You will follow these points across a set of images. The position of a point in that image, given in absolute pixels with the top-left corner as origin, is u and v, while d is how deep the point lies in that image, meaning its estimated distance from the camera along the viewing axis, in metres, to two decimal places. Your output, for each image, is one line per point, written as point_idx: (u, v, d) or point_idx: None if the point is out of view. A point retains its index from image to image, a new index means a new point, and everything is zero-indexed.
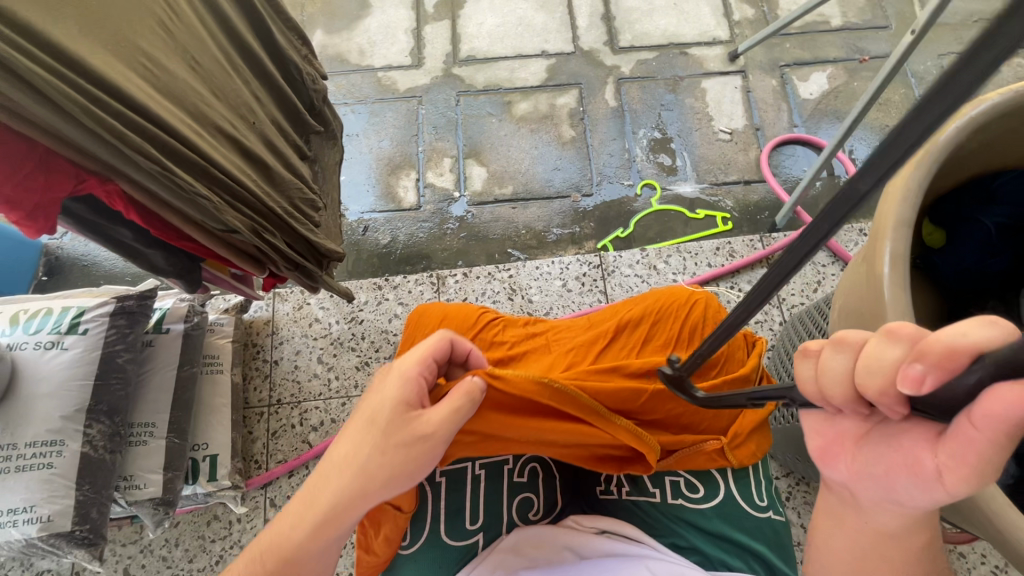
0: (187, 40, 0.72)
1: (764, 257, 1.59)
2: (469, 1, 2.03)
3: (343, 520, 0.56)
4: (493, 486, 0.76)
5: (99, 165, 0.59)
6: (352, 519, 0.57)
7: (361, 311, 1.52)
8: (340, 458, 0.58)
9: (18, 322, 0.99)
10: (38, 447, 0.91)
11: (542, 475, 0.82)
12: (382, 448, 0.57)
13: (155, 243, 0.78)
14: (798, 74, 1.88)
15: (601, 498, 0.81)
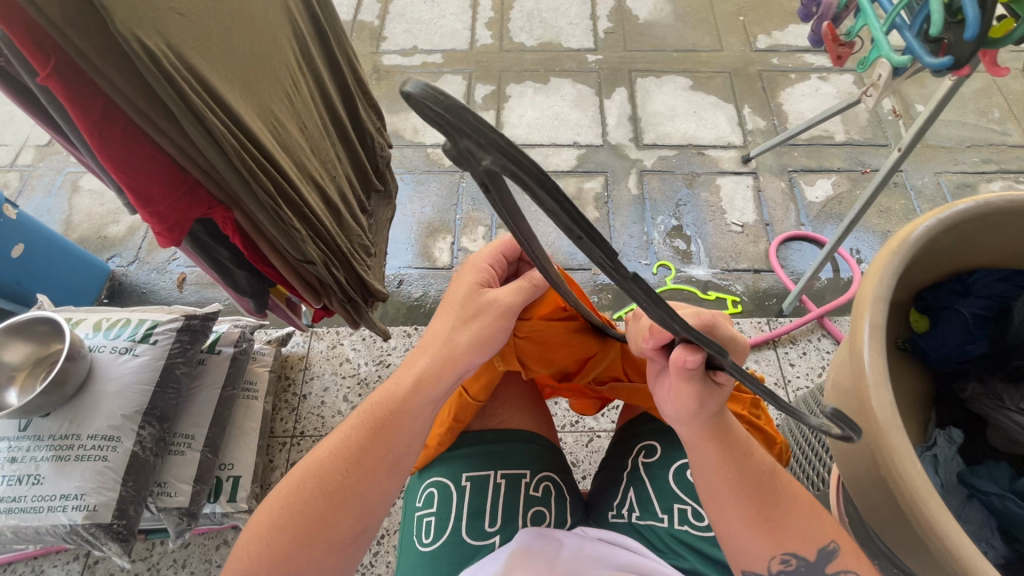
0: (300, 108, 0.87)
1: (771, 339, 1.68)
2: (514, 97, 2.33)
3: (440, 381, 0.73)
4: (511, 497, 0.85)
5: (229, 200, 0.73)
6: (446, 381, 0.73)
7: (390, 355, 1.62)
8: (436, 337, 0.75)
9: (100, 328, 1.12)
10: (98, 440, 1.01)
11: (555, 493, 0.88)
12: (464, 320, 0.74)
13: (243, 265, 0.93)
14: (805, 179, 2.07)
15: (609, 520, 0.84)
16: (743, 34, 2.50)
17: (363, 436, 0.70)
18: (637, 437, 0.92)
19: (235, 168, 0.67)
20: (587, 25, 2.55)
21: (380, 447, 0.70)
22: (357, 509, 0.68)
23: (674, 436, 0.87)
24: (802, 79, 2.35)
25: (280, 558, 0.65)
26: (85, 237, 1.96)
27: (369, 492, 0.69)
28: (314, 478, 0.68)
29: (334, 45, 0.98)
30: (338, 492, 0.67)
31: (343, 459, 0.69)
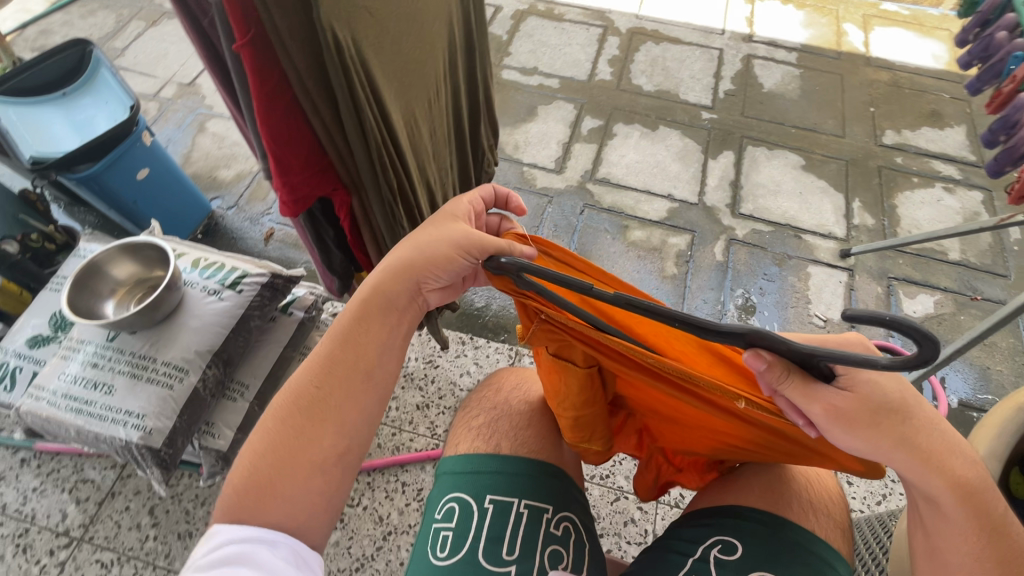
0: (435, 116, 0.90)
1: None
2: (619, 136, 2.33)
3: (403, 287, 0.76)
4: (531, 529, 0.74)
5: (351, 185, 0.77)
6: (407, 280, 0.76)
7: (438, 358, 1.64)
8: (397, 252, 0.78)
9: (198, 266, 1.20)
10: (169, 368, 1.07)
11: (576, 533, 0.77)
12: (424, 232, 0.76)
13: (339, 246, 0.97)
14: (905, 290, 1.94)
15: None
16: (870, 126, 2.39)
17: (334, 354, 0.75)
18: (713, 527, 0.82)
19: (371, 160, 0.71)
20: (709, 82, 2.53)
21: (351, 364, 0.74)
22: (334, 427, 0.71)
23: (755, 537, 0.78)
24: (925, 185, 2.21)
25: (256, 483, 0.67)
26: (198, 174, 2.12)
27: (342, 408, 0.72)
28: (290, 401, 0.72)
29: (477, 64, 1.02)
30: (311, 408, 0.71)
31: (316, 380, 0.73)
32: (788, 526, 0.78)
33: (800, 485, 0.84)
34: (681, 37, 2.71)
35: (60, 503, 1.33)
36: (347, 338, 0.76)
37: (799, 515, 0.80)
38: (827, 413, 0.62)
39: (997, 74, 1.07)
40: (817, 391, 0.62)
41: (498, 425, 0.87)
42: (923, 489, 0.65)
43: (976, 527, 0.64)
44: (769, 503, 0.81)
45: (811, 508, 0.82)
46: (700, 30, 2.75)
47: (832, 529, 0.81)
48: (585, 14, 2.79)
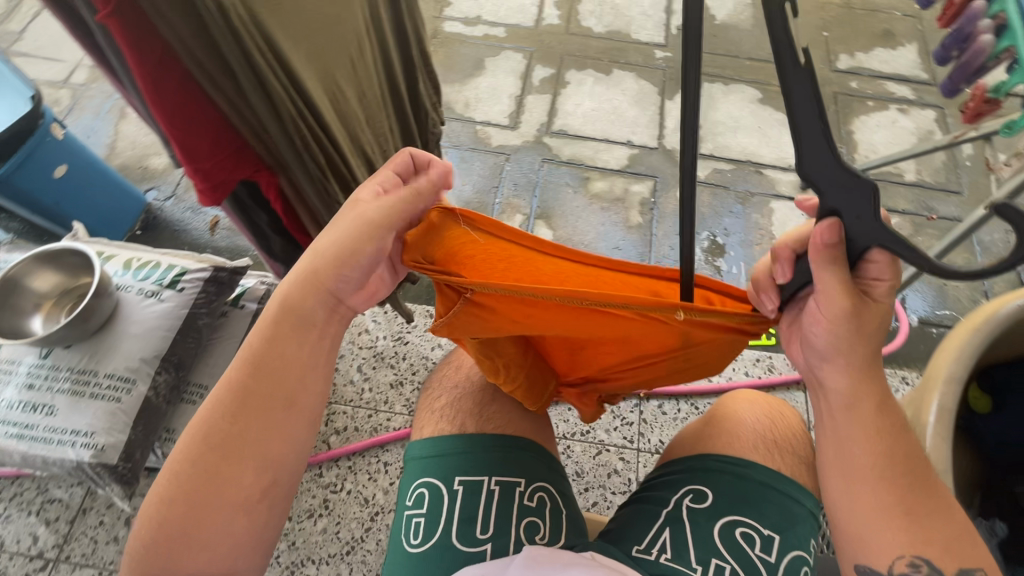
0: (363, 78, 0.82)
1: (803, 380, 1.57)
2: (572, 84, 2.23)
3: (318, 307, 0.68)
4: (504, 505, 0.73)
5: (273, 165, 0.70)
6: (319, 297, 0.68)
7: (408, 334, 1.59)
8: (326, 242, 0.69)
9: (130, 267, 1.11)
10: (113, 380, 1.01)
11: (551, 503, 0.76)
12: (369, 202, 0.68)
13: (279, 231, 0.91)
14: None
15: (633, 554, 0.74)
16: (824, 51, 2.35)
17: (244, 385, 0.66)
18: (683, 476, 0.82)
19: (289, 136, 0.64)
20: (660, 18, 2.43)
21: (269, 393, 0.66)
22: (256, 466, 0.65)
23: (724, 483, 0.78)
24: (880, 108, 2.21)
25: (178, 531, 0.62)
26: (126, 165, 1.96)
27: (263, 444, 0.65)
28: (200, 437, 0.64)
29: (405, 14, 0.93)
30: (225, 448, 0.64)
31: (228, 416, 0.65)
32: (757, 467, 0.79)
33: (773, 429, 0.85)
34: None
35: (28, 527, 1.27)
36: (257, 366, 0.66)
37: (770, 458, 0.81)
38: (840, 312, 0.59)
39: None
40: (847, 284, 0.58)
41: (460, 404, 0.84)
42: (844, 394, 0.64)
43: (886, 434, 0.63)
44: (738, 446, 0.82)
45: (775, 448, 0.82)
46: None
47: (801, 468, 0.82)
48: None
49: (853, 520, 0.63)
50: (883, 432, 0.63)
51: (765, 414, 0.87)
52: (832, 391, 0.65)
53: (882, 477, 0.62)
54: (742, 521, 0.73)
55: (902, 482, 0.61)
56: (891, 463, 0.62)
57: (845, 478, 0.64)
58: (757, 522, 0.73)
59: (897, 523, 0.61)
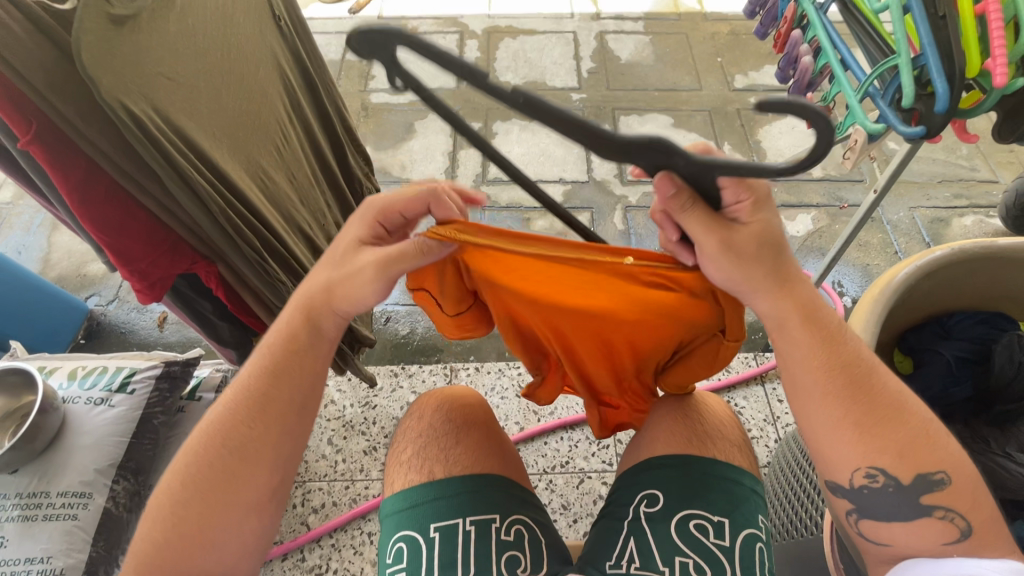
0: (290, 160, 0.87)
1: (759, 375, 1.65)
2: (500, 134, 2.37)
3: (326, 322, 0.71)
4: (481, 545, 0.74)
5: (211, 255, 0.72)
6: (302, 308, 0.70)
7: (375, 397, 1.59)
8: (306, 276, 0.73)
9: (75, 377, 1.09)
10: (67, 497, 0.97)
11: (530, 534, 0.78)
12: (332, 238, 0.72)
13: (226, 317, 0.92)
14: (785, 214, 2.12)
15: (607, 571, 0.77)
16: (721, 74, 2.59)
17: (255, 390, 0.68)
18: (639, 482, 0.86)
19: (220, 226, 0.67)
20: (571, 65, 2.63)
21: (277, 398, 0.68)
22: (264, 467, 0.66)
23: (678, 482, 0.82)
24: (779, 117, 2.43)
25: (182, 529, 0.62)
26: (63, 276, 1.92)
27: (272, 442, 0.67)
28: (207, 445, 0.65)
29: (323, 96, 0.99)
30: (232, 450, 0.65)
31: (237, 419, 0.66)
32: (708, 461, 0.84)
33: (718, 423, 0.90)
34: (536, 27, 2.79)
35: None
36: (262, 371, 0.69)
37: (722, 452, 0.86)
38: (721, 244, 0.60)
39: (775, 17, 1.19)
40: (711, 219, 0.60)
41: (426, 451, 0.85)
42: (773, 316, 0.65)
43: (825, 346, 0.65)
44: (690, 445, 0.86)
45: (716, 437, 0.88)
46: (551, 17, 2.85)
47: (738, 451, 0.88)
48: (438, 23, 2.80)
49: (813, 441, 0.66)
50: (818, 342, 0.65)
51: (711, 409, 0.93)
52: (764, 317, 0.66)
53: (827, 390, 0.64)
54: (699, 515, 0.78)
55: (848, 392, 0.63)
56: (831, 374, 0.64)
57: (800, 400, 0.66)
58: (707, 512, 0.78)
59: (850, 438, 0.63)
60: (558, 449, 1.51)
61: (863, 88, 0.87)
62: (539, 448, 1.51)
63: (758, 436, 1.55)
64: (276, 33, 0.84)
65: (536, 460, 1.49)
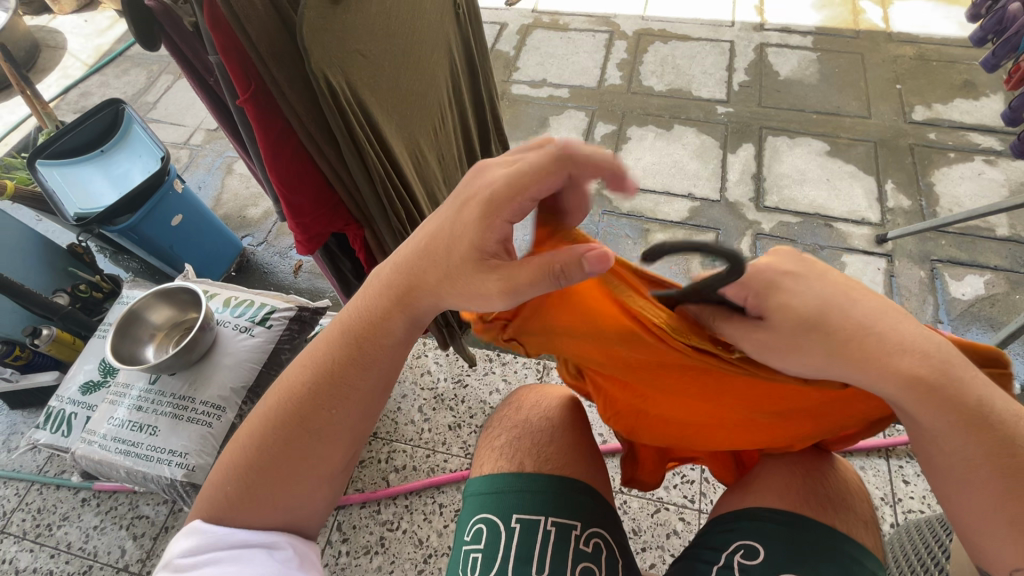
0: (442, 141, 0.91)
1: (885, 447, 1.45)
2: (633, 139, 2.31)
3: (402, 316, 0.71)
4: (560, 549, 0.74)
5: (362, 220, 0.79)
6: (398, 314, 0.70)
7: (468, 376, 1.64)
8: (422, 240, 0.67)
9: (229, 304, 1.24)
10: (208, 407, 1.12)
11: (607, 550, 0.76)
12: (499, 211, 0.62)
13: (361, 277, 1.00)
14: (951, 271, 1.84)
15: None
16: (898, 103, 2.30)
17: (325, 372, 0.71)
18: (734, 529, 0.82)
19: (377, 195, 0.72)
20: (722, 76, 2.48)
21: (348, 385, 0.71)
22: (334, 445, 0.71)
23: (783, 545, 0.76)
24: (963, 159, 2.10)
25: (257, 489, 0.69)
26: (228, 215, 2.21)
27: (337, 425, 0.71)
28: (282, 417, 0.70)
29: (481, 83, 1.03)
30: (300, 425, 0.70)
31: (313, 395, 0.70)
32: (818, 528, 0.77)
33: (842, 487, 0.82)
34: (690, 33, 2.67)
35: (119, 540, 1.39)
36: (340, 355, 0.71)
37: (841, 523, 0.78)
38: (786, 327, 0.58)
39: (1015, 47, 1.00)
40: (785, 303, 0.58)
41: (521, 443, 0.87)
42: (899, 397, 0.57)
43: (992, 452, 0.55)
44: (796, 503, 0.80)
45: (833, 504, 0.80)
46: (709, 24, 2.71)
47: (856, 524, 0.79)
48: (590, 21, 2.79)
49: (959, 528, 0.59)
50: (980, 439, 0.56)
51: (833, 473, 0.84)
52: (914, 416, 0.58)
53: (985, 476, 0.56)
54: None
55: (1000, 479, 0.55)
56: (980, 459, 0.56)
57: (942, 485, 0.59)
58: None
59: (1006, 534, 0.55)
60: None
61: None
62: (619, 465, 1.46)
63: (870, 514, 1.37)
64: (453, 20, 0.88)
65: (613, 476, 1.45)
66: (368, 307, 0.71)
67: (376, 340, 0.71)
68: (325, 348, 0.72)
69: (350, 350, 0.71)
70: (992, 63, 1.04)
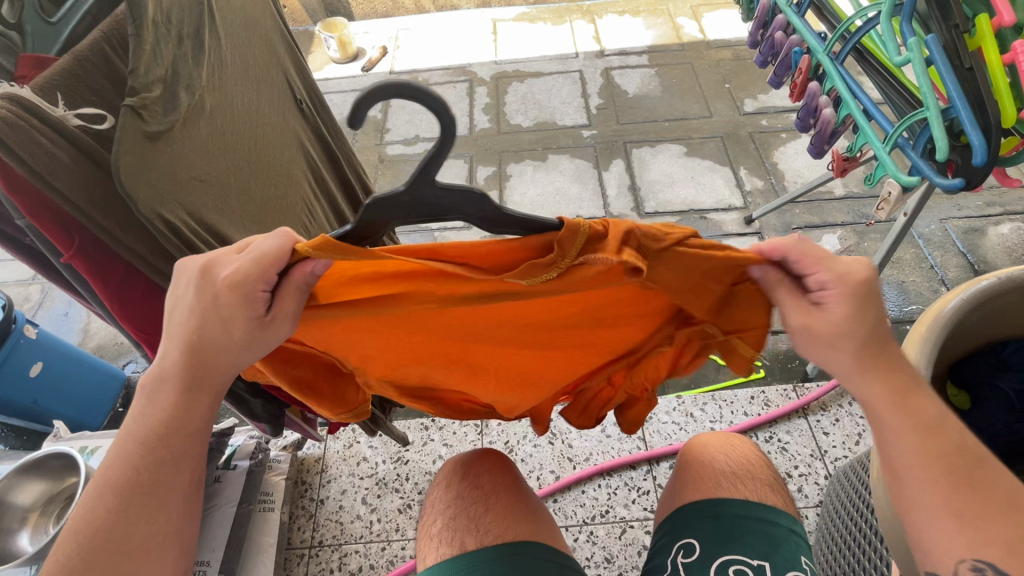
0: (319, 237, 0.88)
1: (801, 407, 1.58)
2: (514, 176, 2.40)
3: (205, 397, 0.64)
4: None
5: None
6: (193, 404, 0.63)
7: (406, 451, 1.57)
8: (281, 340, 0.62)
9: None
10: None
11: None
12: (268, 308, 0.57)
13: (260, 393, 0.93)
14: (810, 235, 2.09)
15: None
16: (730, 100, 2.61)
17: (121, 480, 0.62)
18: (673, 535, 0.86)
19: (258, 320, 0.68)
20: (580, 103, 2.68)
21: (155, 478, 0.63)
22: (152, 539, 0.62)
23: (711, 532, 0.82)
24: (793, 137, 2.42)
25: None
26: (102, 345, 1.98)
27: (156, 536, 0.63)
28: (79, 533, 0.60)
29: (346, 171, 1.03)
30: (104, 557, 0.60)
31: (113, 506, 0.61)
32: (736, 502, 0.84)
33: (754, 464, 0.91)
34: (542, 69, 2.86)
35: None
36: (138, 465, 0.62)
37: (752, 492, 0.86)
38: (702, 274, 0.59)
39: (789, 66, 1.18)
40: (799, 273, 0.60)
41: (457, 522, 0.84)
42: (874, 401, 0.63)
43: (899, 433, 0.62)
44: (713, 487, 0.87)
45: (736, 478, 0.88)
46: (557, 58, 2.92)
47: (765, 489, 0.87)
48: (448, 73, 2.90)
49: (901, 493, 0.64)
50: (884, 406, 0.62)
51: (729, 452, 0.93)
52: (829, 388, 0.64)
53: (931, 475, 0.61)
54: (739, 561, 0.77)
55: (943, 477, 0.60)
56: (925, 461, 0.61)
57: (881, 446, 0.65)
58: (745, 556, 0.77)
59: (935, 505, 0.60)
60: (597, 497, 1.46)
61: (894, 138, 0.87)
62: (577, 497, 1.46)
63: (805, 472, 1.48)
64: (301, 121, 0.88)
65: (574, 510, 1.44)
66: (159, 406, 0.63)
67: (185, 431, 0.64)
68: (119, 464, 0.63)
69: (149, 457, 0.62)
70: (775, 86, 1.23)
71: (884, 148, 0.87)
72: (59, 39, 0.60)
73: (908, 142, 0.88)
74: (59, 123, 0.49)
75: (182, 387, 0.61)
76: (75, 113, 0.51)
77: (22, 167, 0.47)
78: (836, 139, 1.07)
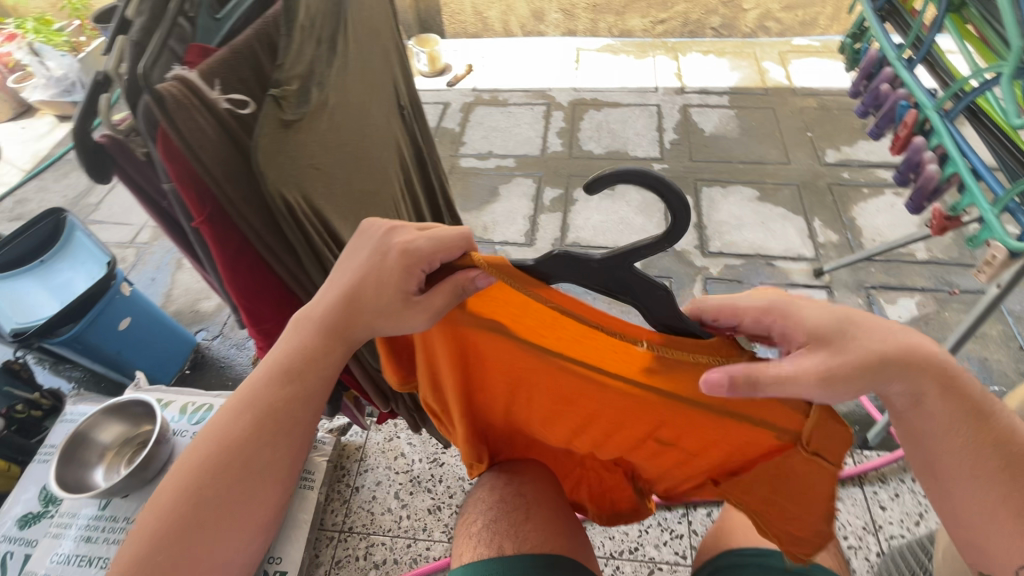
0: None
1: (857, 474, 1.49)
2: (580, 200, 2.43)
3: (343, 346, 0.70)
4: None
5: None
6: (332, 350, 0.69)
7: (443, 454, 1.60)
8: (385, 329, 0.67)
9: (186, 412, 1.19)
10: None
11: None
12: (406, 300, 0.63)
13: None
14: (885, 296, 1.99)
15: None
16: (811, 149, 2.54)
17: (259, 406, 0.67)
18: None
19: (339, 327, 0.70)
20: (654, 136, 2.68)
21: (288, 414, 0.68)
22: (272, 469, 0.67)
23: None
24: (876, 194, 2.32)
25: (192, 530, 0.62)
26: (180, 310, 2.14)
27: (275, 467, 0.67)
28: (212, 445, 0.65)
29: (431, 176, 1.08)
30: (234, 474, 0.65)
31: (249, 430, 0.66)
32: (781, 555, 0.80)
33: None
34: (620, 100, 2.90)
35: None
36: (279, 397, 0.68)
37: None
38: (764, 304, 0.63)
39: (891, 119, 1.15)
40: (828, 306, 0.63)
41: (497, 526, 0.85)
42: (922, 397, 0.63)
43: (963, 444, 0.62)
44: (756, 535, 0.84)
45: None
46: (635, 91, 2.95)
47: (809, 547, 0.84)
48: (528, 95, 2.99)
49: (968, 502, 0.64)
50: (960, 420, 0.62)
51: None
52: (895, 396, 0.63)
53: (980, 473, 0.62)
54: None
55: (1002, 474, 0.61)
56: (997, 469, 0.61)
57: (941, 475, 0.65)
58: None
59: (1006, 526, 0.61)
60: (627, 532, 1.42)
61: (1005, 201, 0.83)
62: (606, 529, 1.43)
63: (854, 545, 1.38)
64: (401, 124, 0.95)
65: (602, 541, 1.42)
66: (306, 342, 0.69)
67: (322, 374, 0.70)
68: (256, 391, 0.68)
69: (289, 392, 0.68)
70: (875, 137, 1.19)
71: (993, 212, 0.83)
72: (221, 32, 0.64)
73: (1019, 208, 0.84)
74: (213, 103, 0.56)
75: (327, 332, 0.68)
76: (226, 97, 0.58)
77: (179, 138, 0.53)
78: (935, 194, 1.02)
